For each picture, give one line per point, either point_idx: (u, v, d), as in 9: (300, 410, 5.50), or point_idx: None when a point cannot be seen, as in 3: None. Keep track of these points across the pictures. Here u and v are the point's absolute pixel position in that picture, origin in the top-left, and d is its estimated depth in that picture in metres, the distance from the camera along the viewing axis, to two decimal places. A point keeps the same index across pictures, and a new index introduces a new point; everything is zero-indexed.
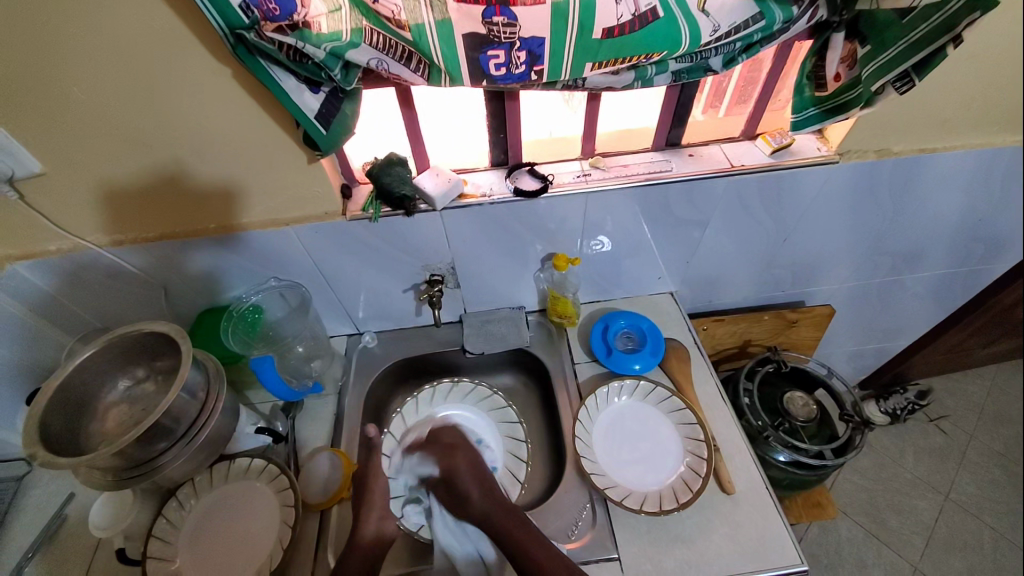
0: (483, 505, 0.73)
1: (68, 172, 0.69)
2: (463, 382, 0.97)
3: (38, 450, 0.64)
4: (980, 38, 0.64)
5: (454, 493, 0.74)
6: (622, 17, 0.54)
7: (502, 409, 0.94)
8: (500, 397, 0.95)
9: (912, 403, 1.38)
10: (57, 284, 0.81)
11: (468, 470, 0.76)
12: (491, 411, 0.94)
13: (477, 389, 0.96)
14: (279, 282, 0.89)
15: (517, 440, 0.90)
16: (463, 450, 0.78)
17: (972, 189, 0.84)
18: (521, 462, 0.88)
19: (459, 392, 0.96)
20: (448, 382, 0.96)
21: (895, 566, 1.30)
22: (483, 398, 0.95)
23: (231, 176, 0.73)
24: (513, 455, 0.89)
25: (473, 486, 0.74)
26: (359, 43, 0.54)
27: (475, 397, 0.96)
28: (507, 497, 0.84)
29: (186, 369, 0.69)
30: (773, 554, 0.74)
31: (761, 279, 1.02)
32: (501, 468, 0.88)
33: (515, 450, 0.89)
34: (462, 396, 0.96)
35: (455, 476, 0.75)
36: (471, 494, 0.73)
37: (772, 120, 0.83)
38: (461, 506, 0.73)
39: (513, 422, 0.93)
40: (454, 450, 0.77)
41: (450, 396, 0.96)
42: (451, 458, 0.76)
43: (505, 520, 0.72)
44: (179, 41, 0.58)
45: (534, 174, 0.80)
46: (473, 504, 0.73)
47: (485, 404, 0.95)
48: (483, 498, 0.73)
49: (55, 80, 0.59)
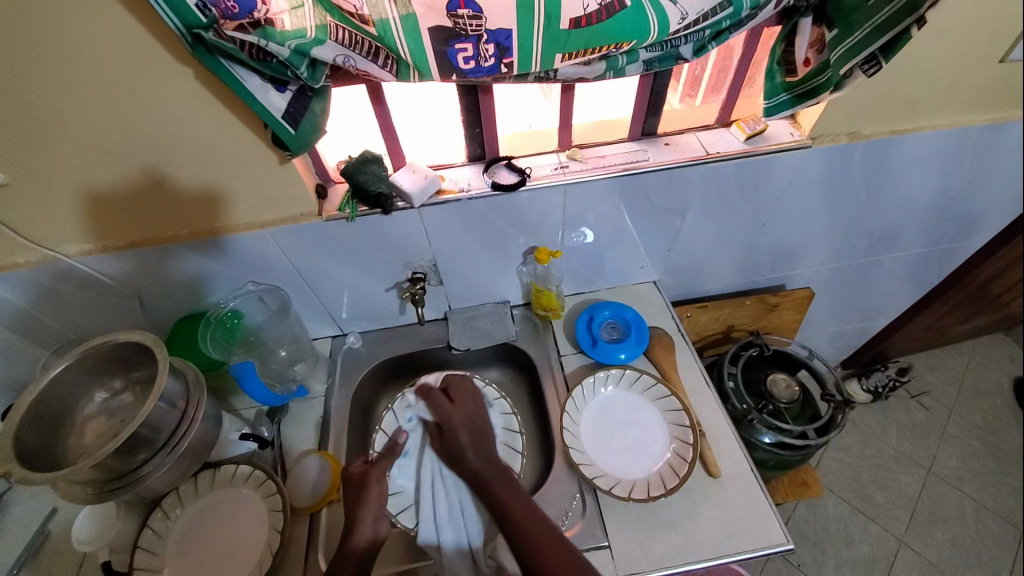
0: (480, 467, 0.76)
1: (32, 182, 0.67)
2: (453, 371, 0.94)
3: (13, 467, 0.62)
4: (946, 20, 0.65)
5: (447, 446, 0.80)
6: (588, 6, 0.53)
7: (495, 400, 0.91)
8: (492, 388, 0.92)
9: (892, 379, 1.47)
10: (30, 298, 0.79)
11: (464, 427, 0.82)
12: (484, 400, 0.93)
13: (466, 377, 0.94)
14: (257, 285, 0.87)
15: (512, 431, 0.88)
16: (463, 408, 0.84)
17: (944, 169, 0.85)
18: (516, 452, 0.87)
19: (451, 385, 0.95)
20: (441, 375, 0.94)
21: (883, 540, 1.33)
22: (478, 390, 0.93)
23: (204, 179, 0.71)
24: (508, 447, 0.87)
25: (465, 441, 0.79)
26: (324, 39, 0.52)
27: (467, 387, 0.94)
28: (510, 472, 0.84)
29: (163, 378, 0.68)
30: (758, 535, 0.76)
31: (741, 264, 1.03)
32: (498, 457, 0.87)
33: (510, 441, 0.88)
34: None
35: (450, 426, 0.81)
36: (463, 451, 0.78)
37: (746, 106, 0.83)
38: (456, 462, 0.78)
39: (507, 413, 0.90)
40: (457, 402, 0.85)
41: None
42: (449, 409, 0.84)
43: (501, 491, 0.73)
44: (138, 42, 0.56)
45: (512, 168, 0.80)
46: (466, 459, 0.77)
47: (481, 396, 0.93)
48: (477, 456, 0.78)
49: (9, 89, 0.57)
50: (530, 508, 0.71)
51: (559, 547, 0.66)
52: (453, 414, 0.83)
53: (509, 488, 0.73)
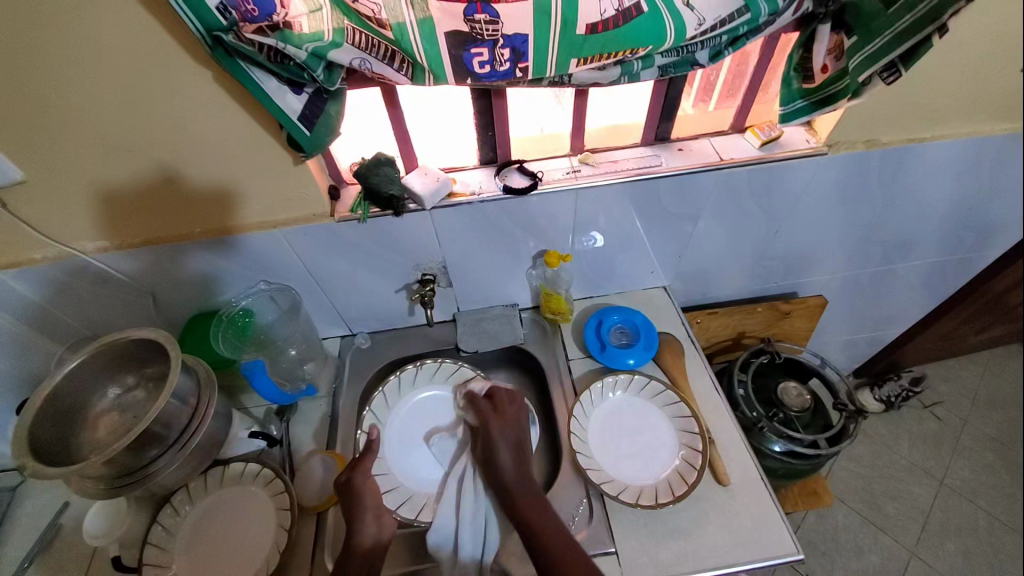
0: (509, 476, 0.75)
1: (51, 179, 0.68)
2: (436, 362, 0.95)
3: (28, 461, 0.63)
4: (968, 28, 0.64)
5: (484, 450, 0.79)
6: (605, 12, 0.53)
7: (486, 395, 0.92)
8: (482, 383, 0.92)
9: (906, 390, 1.44)
10: (45, 294, 0.80)
11: (503, 433, 0.80)
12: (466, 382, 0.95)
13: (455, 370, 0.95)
14: (269, 285, 0.88)
15: None
16: (506, 415, 0.83)
17: (963, 177, 0.84)
18: None
19: (426, 373, 0.95)
20: (411, 367, 0.95)
21: (892, 552, 1.31)
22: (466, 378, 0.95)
23: (220, 178, 0.72)
24: None
25: (502, 450, 0.78)
26: (341, 43, 0.53)
27: (444, 373, 0.95)
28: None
29: (175, 375, 0.68)
30: (767, 545, 0.75)
31: (753, 271, 1.03)
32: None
33: None
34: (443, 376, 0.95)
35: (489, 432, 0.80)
36: (497, 458, 0.77)
37: (761, 112, 0.83)
38: (487, 467, 0.77)
39: None
40: (500, 411, 0.83)
41: (436, 377, 0.95)
42: (491, 415, 0.83)
43: (522, 499, 0.72)
44: (155, 42, 0.57)
45: (524, 171, 0.80)
46: (497, 468, 0.76)
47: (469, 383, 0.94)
48: (511, 470, 0.76)
49: (30, 88, 0.58)
50: (547, 517, 0.70)
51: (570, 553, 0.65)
52: (494, 420, 0.82)
53: (540, 508, 0.71)
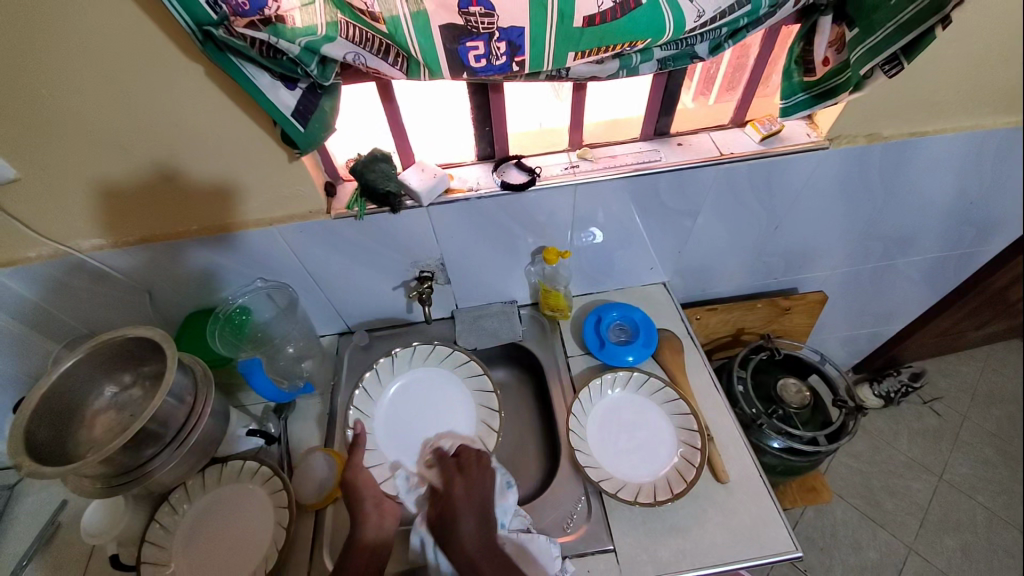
0: (474, 550, 0.66)
1: (44, 177, 0.67)
2: (422, 345, 0.94)
3: (24, 460, 0.62)
4: (970, 21, 0.63)
5: (445, 520, 0.70)
6: (603, 4, 0.52)
7: (479, 377, 0.91)
8: (475, 365, 0.92)
9: (905, 385, 1.44)
10: (41, 292, 0.80)
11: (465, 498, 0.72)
12: (443, 361, 0.93)
13: (437, 350, 0.94)
14: (265, 282, 0.87)
15: (490, 409, 0.88)
16: (469, 476, 0.75)
17: (964, 171, 0.84)
18: (494, 431, 0.86)
19: (404, 361, 0.93)
20: (387, 356, 0.92)
21: (891, 547, 1.31)
22: (444, 357, 0.93)
23: (214, 174, 0.71)
24: (485, 424, 0.87)
25: (466, 520, 0.69)
26: (335, 37, 0.52)
27: (420, 357, 0.93)
28: (491, 429, 0.86)
29: (172, 374, 0.68)
30: (766, 542, 0.75)
31: (753, 267, 1.02)
32: (476, 421, 0.88)
33: (488, 419, 0.87)
34: (425, 359, 0.94)
35: (451, 497, 0.72)
36: (458, 528, 0.68)
37: (761, 106, 0.82)
38: (448, 540, 0.68)
39: (489, 392, 0.90)
40: (465, 471, 0.76)
41: (415, 360, 0.93)
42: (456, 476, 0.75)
43: (492, 575, 0.65)
44: (146, 36, 0.56)
45: (521, 167, 0.79)
46: (461, 541, 0.67)
47: (448, 362, 0.93)
48: (476, 543, 0.67)
49: (20, 83, 0.57)
50: None
51: None
52: (456, 482, 0.74)
53: None
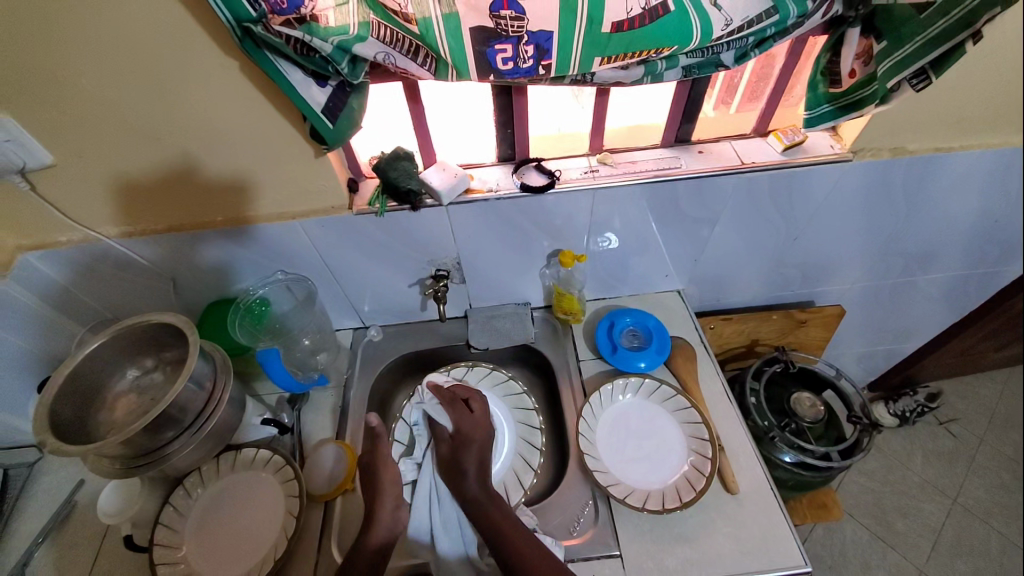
0: (476, 492, 0.73)
1: (79, 164, 0.69)
2: (499, 370, 0.96)
3: (47, 437, 0.64)
4: (1001, 38, 0.63)
5: (455, 460, 0.77)
6: (631, 10, 0.53)
7: (532, 428, 0.89)
8: (535, 416, 0.90)
9: (921, 405, 1.41)
10: (70, 275, 0.82)
11: (479, 445, 0.78)
12: (507, 396, 0.93)
13: (508, 382, 0.95)
14: (285, 275, 0.89)
15: (529, 466, 0.85)
16: (485, 426, 0.81)
17: (990, 188, 0.82)
18: (521, 488, 0.83)
19: (475, 375, 0.96)
20: (464, 365, 0.96)
21: (901, 568, 1.29)
22: (512, 392, 0.93)
23: (240, 168, 0.73)
24: (517, 476, 0.84)
25: (473, 463, 0.76)
26: (366, 37, 0.53)
27: (490, 380, 0.95)
28: (519, 484, 0.83)
29: (194, 360, 0.69)
30: (776, 556, 0.74)
31: (771, 277, 1.01)
32: (509, 468, 0.85)
33: (521, 474, 0.84)
34: (492, 384, 0.95)
35: (467, 442, 0.78)
36: (467, 473, 0.75)
37: (785, 116, 0.82)
38: (455, 480, 0.75)
39: (534, 447, 0.87)
40: (475, 415, 0.82)
41: (482, 382, 0.95)
42: (470, 427, 0.80)
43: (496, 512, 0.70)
44: (184, 32, 0.58)
45: (541, 170, 0.80)
46: (467, 484, 0.74)
47: (512, 399, 0.93)
48: (478, 490, 0.73)
49: (64, 74, 0.60)
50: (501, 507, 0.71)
51: (545, 559, 0.65)
52: (475, 429, 0.80)
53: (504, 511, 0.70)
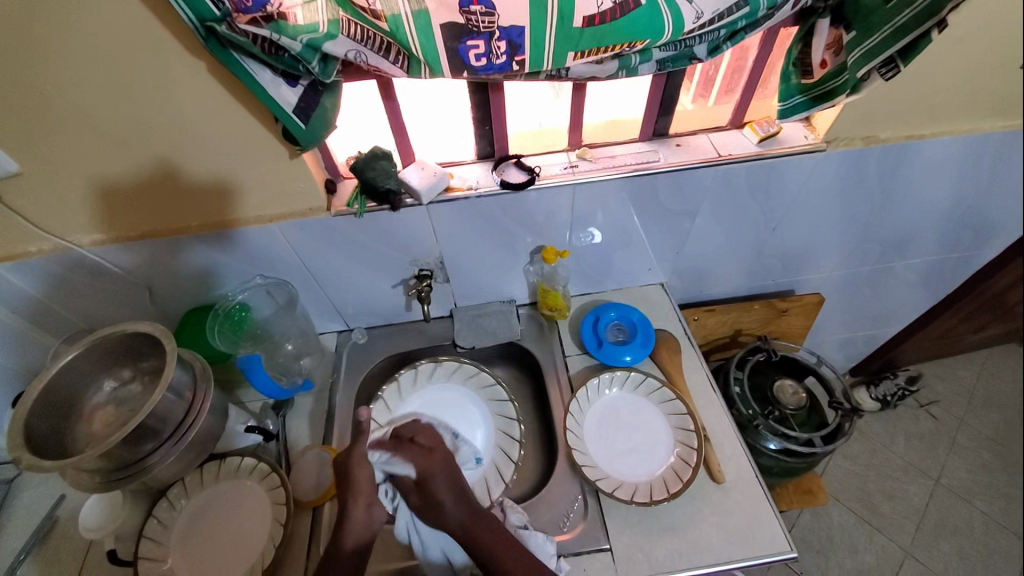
0: (462, 518, 0.69)
1: (47, 172, 0.68)
2: (469, 364, 0.95)
3: (22, 454, 0.63)
4: (966, 26, 0.64)
5: (428, 500, 0.70)
6: (602, 4, 0.53)
7: (509, 420, 0.90)
8: (510, 407, 0.91)
9: (901, 388, 1.44)
10: (43, 287, 0.80)
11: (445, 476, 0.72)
12: (480, 390, 0.94)
13: (482, 375, 0.95)
14: (265, 279, 0.88)
15: (508, 458, 0.86)
16: (440, 452, 0.75)
17: (960, 174, 0.84)
18: (503, 480, 0.84)
19: (444, 371, 0.95)
20: (431, 362, 0.95)
21: (888, 550, 1.32)
22: (485, 385, 0.94)
23: (215, 171, 0.72)
24: (497, 469, 0.85)
25: (447, 495, 0.70)
26: (336, 34, 0.53)
27: (461, 375, 0.95)
28: (500, 477, 0.84)
29: (171, 369, 0.68)
30: (763, 542, 0.75)
31: (752, 268, 1.02)
32: (489, 462, 0.86)
33: (501, 467, 0.85)
34: (464, 378, 0.95)
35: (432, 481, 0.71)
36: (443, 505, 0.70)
37: (759, 108, 0.83)
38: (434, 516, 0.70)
39: (512, 439, 0.88)
40: (427, 449, 0.74)
41: (453, 376, 0.95)
42: (430, 460, 0.73)
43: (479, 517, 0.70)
44: (150, 34, 0.56)
45: (521, 166, 0.80)
46: (447, 513, 0.69)
47: (485, 392, 0.93)
48: (458, 506, 0.70)
49: (27, 80, 0.58)
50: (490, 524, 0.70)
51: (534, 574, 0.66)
52: (435, 462, 0.73)
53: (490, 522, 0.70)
